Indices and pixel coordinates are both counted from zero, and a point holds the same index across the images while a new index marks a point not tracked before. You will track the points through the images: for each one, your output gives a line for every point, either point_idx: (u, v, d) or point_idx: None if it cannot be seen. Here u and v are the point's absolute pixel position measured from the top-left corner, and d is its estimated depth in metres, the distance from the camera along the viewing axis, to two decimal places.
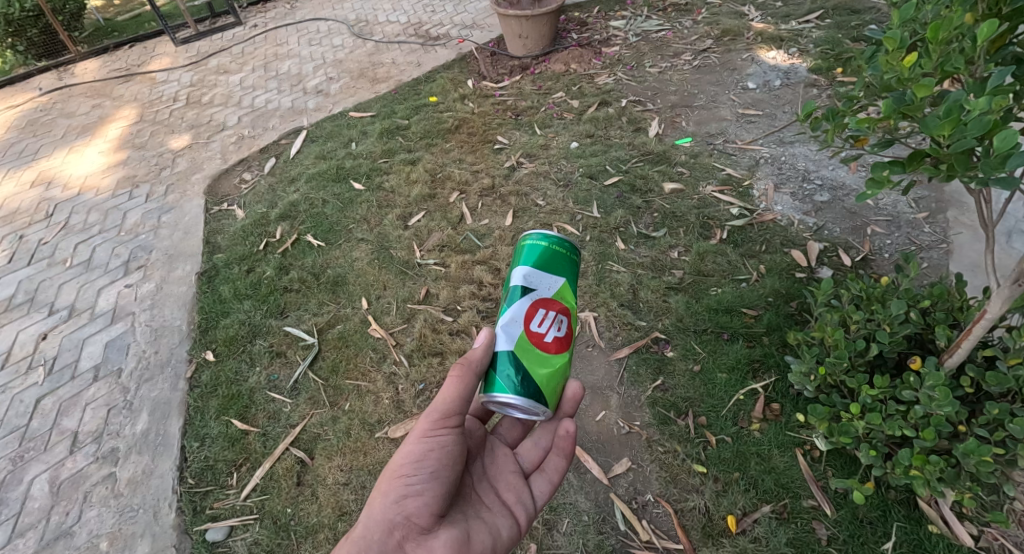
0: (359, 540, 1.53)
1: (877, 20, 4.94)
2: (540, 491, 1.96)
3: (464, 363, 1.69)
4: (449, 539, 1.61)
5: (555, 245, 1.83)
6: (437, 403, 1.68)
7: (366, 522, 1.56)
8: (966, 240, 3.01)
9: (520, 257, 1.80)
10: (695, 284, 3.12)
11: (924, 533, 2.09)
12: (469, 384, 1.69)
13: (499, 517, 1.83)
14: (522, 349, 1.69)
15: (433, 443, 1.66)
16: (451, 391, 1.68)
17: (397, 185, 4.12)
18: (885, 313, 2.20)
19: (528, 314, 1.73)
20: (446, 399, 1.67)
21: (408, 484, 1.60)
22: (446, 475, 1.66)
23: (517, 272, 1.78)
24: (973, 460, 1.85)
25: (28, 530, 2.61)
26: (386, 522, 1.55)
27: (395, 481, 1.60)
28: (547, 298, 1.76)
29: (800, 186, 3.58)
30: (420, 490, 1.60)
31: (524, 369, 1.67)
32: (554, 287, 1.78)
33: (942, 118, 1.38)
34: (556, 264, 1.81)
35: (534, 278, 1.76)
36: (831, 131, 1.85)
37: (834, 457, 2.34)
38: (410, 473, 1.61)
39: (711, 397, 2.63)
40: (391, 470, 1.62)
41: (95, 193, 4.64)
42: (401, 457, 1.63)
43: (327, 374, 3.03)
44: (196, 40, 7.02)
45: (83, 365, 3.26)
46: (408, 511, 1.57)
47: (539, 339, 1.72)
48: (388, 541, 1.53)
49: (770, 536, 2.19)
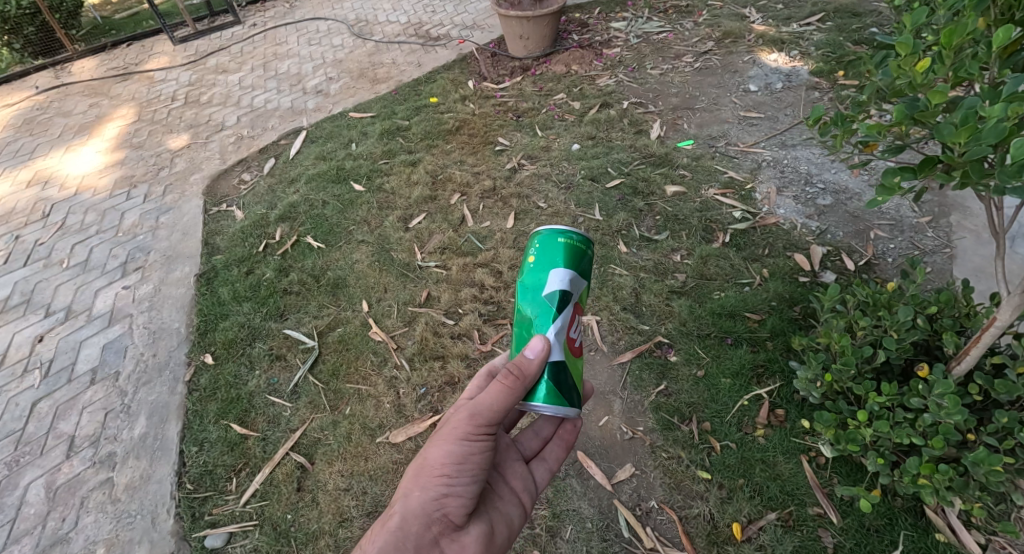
0: (397, 532, 1.53)
1: (878, 23, 4.94)
2: (541, 478, 1.97)
3: (518, 373, 1.61)
4: (480, 535, 1.65)
5: (582, 247, 1.81)
6: (481, 406, 1.61)
7: (404, 514, 1.55)
8: (969, 245, 3.00)
9: (556, 259, 1.75)
10: (698, 288, 3.10)
11: (931, 542, 2.08)
12: (517, 395, 1.62)
13: (512, 507, 1.83)
14: (566, 359, 1.69)
15: (474, 446, 1.62)
16: (499, 400, 1.61)
17: (398, 186, 4.10)
18: (892, 320, 2.18)
19: (566, 323, 1.72)
20: (494, 406, 1.60)
21: (448, 482, 1.59)
22: (482, 476, 1.66)
23: (556, 275, 1.73)
24: (983, 469, 1.83)
25: (24, 536, 2.58)
26: (425, 518, 1.55)
27: (435, 479, 1.58)
28: (578, 305, 1.78)
29: (802, 190, 3.56)
30: (459, 489, 1.61)
31: (564, 379, 1.68)
32: (582, 293, 1.80)
33: (957, 125, 1.37)
34: (582, 268, 1.82)
35: (571, 284, 1.75)
36: (840, 136, 1.83)
37: (840, 464, 2.33)
38: (451, 473, 1.59)
39: (715, 403, 2.61)
40: (431, 468, 1.59)
41: (92, 193, 4.60)
42: (441, 456, 1.59)
43: (327, 377, 3.00)
44: (194, 39, 6.98)
45: (80, 368, 3.22)
46: (447, 510, 1.58)
47: (573, 348, 1.73)
48: (427, 536, 1.54)
49: (776, 544, 2.17)
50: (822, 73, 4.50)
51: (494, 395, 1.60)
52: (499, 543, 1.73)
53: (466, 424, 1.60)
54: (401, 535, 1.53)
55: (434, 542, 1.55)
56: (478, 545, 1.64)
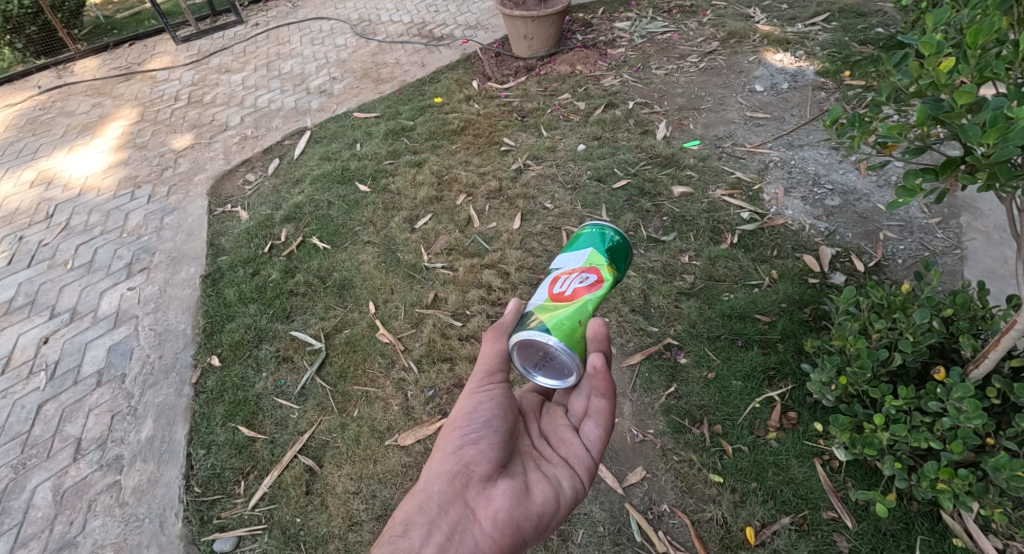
0: (422, 492, 1.61)
1: (884, 24, 4.93)
2: (594, 438, 1.85)
3: (497, 326, 1.84)
4: (509, 487, 1.65)
5: (594, 228, 1.88)
6: (478, 360, 1.83)
7: (428, 475, 1.65)
8: (980, 246, 2.98)
9: (563, 247, 1.94)
10: (707, 290, 3.08)
11: (948, 547, 2.07)
12: (501, 339, 1.82)
13: (557, 470, 1.79)
14: (538, 303, 1.74)
15: (482, 397, 1.78)
16: (489, 350, 1.81)
17: (403, 187, 4.08)
18: (908, 323, 2.17)
19: (551, 281, 1.80)
20: (488, 357, 1.81)
21: (464, 437, 1.69)
22: (501, 427, 1.74)
23: (556, 259, 1.91)
24: (1005, 474, 1.82)
25: (30, 540, 2.56)
26: (446, 472, 1.63)
27: (452, 434, 1.71)
28: (571, 267, 1.81)
29: (810, 190, 3.55)
30: (476, 441, 1.69)
31: (535, 315, 1.70)
32: (582, 258, 1.82)
33: (985, 126, 1.36)
34: (584, 242, 1.87)
35: (562, 258, 1.87)
36: (858, 137, 1.80)
37: (854, 467, 2.31)
38: (465, 426, 1.71)
39: (726, 405, 2.60)
40: (448, 427, 1.73)
41: (96, 193, 4.58)
42: (455, 413, 1.76)
43: (335, 380, 2.98)
44: (197, 39, 6.95)
45: (86, 370, 3.20)
46: (467, 460, 1.65)
47: (556, 294, 1.73)
48: (449, 490, 1.60)
49: (790, 549, 2.16)
50: (829, 73, 4.48)
51: (482, 348, 1.83)
52: (539, 501, 1.68)
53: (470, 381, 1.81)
54: (427, 494, 1.60)
55: (457, 495, 1.60)
56: (508, 496, 1.63)
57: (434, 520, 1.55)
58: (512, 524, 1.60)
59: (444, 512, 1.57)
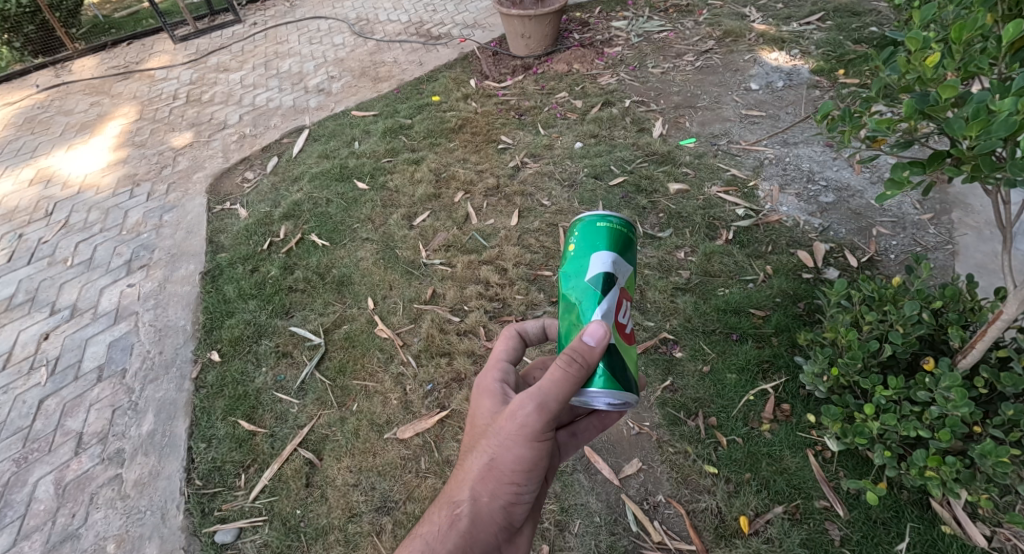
0: (464, 539, 1.48)
1: (879, 22, 4.97)
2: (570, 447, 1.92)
3: (581, 361, 1.43)
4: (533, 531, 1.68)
5: (623, 228, 1.62)
6: (550, 402, 1.47)
7: (474, 519, 1.51)
8: (971, 241, 3.02)
9: (597, 242, 1.58)
10: (703, 285, 3.12)
11: (937, 534, 2.11)
12: (579, 383, 1.45)
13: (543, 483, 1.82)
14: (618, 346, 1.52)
15: (544, 448, 1.55)
16: (570, 394, 1.46)
17: (401, 185, 4.11)
18: (898, 314, 2.21)
19: (616, 307, 1.55)
20: (563, 401, 1.46)
21: (517, 489, 1.54)
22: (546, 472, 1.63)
23: (600, 263, 1.56)
24: (991, 461, 1.88)
25: (33, 532, 2.59)
26: (493, 524, 1.53)
27: (504, 485, 1.53)
28: (625, 290, 1.60)
29: (805, 187, 3.59)
30: (525, 495, 1.57)
31: (620, 364, 1.50)
32: (628, 277, 1.62)
33: (969, 119, 1.40)
34: (631, 249, 1.63)
35: (619, 267, 1.57)
36: (848, 132, 1.83)
37: (846, 458, 2.35)
38: (520, 479, 1.53)
39: (721, 398, 2.63)
40: (501, 473, 1.52)
41: (95, 192, 4.60)
42: (512, 463, 1.51)
43: (334, 374, 3.01)
44: (195, 38, 6.99)
45: (86, 366, 3.23)
46: (514, 515, 1.57)
47: (623, 332, 1.56)
48: (493, 542, 1.53)
49: (783, 537, 2.19)
50: (824, 72, 4.52)
51: (559, 387, 1.44)
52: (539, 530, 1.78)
53: (535, 424, 1.48)
54: (472, 541, 1.49)
55: (497, 546, 1.55)
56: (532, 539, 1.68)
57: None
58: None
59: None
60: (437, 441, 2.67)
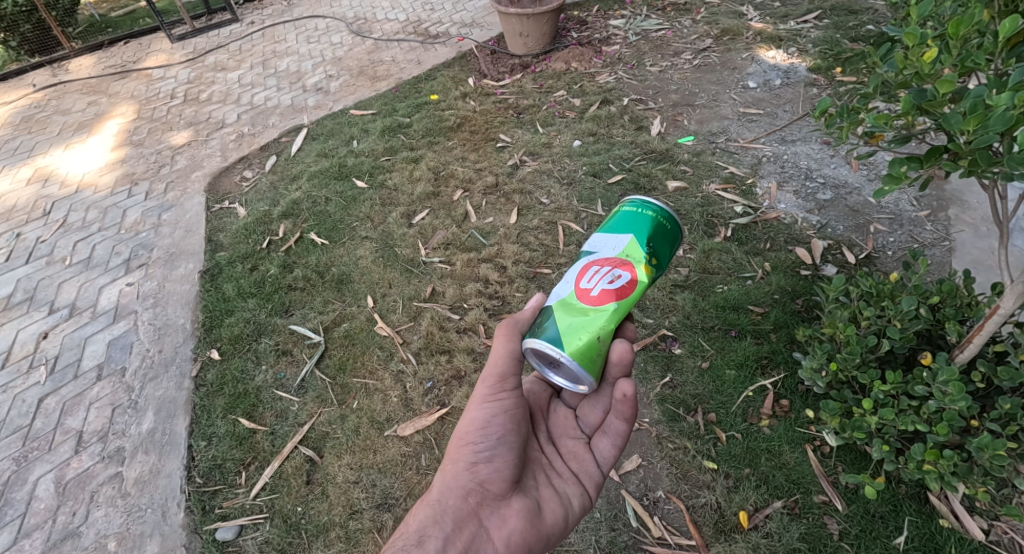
0: (435, 505, 1.65)
1: (875, 21, 4.99)
2: (603, 451, 1.93)
3: (512, 322, 1.78)
4: (522, 508, 1.72)
5: (626, 210, 1.82)
6: (491, 365, 1.78)
7: (443, 488, 1.68)
8: (968, 238, 3.05)
9: (600, 227, 1.86)
10: (701, 282, 3.13)
11: (935, 527, 2.13)
12: (515, 342, 1.76)
13: (568, 486, 1.87)
14: (563, 302, 1.70)
15: (494, 408, 1.76)
16: (503, 352, 1.76)
17: (400, 183, 4.11)
18: (897, 310, 2.23)
19: (580, 273, 1.74)
20: (499, 361, 1.76)
21: (477, 450, 1.71)
22: (512, 438, 1.76)
23: (592, 241, 1.84)
24: (987, 454, 1.90)
25: (34, 530, 2.59)
26: (460, 488, 1.67)
27: (464, 447, 1.72)
28: (604, 259, 1.73)
29: (803, 184, 3.60)
30: (488, 458, 1.72)
31: (556, 317, 1.67)
32: (617, 248, 1.74)
33: (966, 113, 1.42)
34: (625, 226, 1.78)
35: (598, 243, 1.79)
36: (846, 128, 1.83)
37: (845, 452, 2.37)
38: (478, 439, 1.72)
39: (720, 394, 2.64)
40: (459, 439, 1.74)
41: (94, 190, 4.60)
42: (467, 425, 1.75)
43: (334, 372, 3.01)
44: (192, 37, 6.98)
45: (85, 365, 3.22)
46: (481, 478, 1.69)
47: (582, 295, 1.68)
48: (465, 506, 1.65)
49: (782, 531, 2.21)
50: (820, 70, 4.54)
51: (496, 351, 1.77)
52: (551, 521, 1.76)
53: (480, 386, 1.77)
54: (441, 505, 1.64)
55: (472, 512, 1.64)
56: (521, 516, 1.70)
57: (450, 537, 1.59)
58: (524, 544, 1.67)
59: (459, 529, 1.61)
60: (438, 438, 2.68)
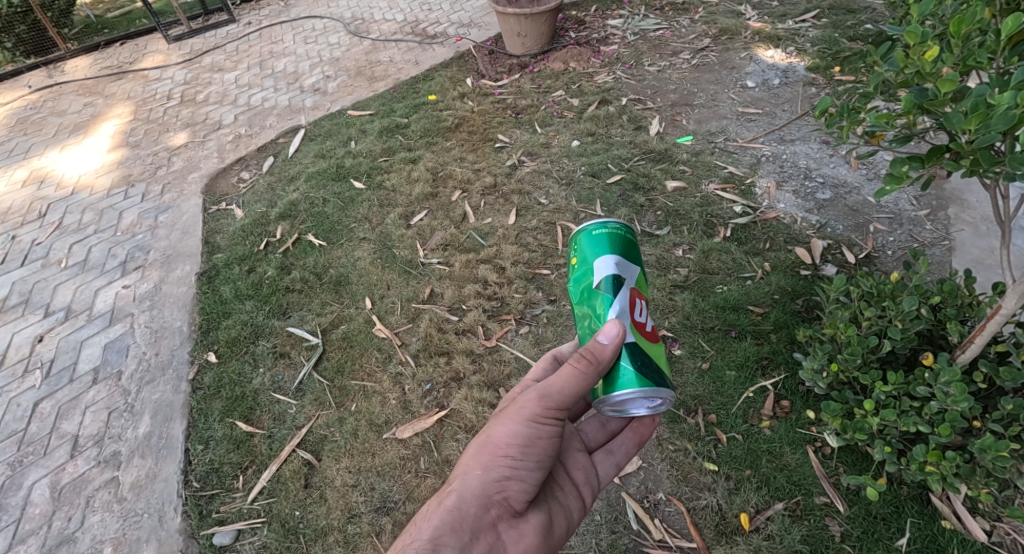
0: (454, 511, 1.55)
1: (874, 20, 4.98)
2: (604, 469, 1.97)
3: (590, 358, 1.60)
4: (539, 526, 1.68)
5: (622, 232, 1.80)
6: (550, 389, 1.65)
7: (463, 493, 1.58)
8: (968, 237, 3.03)
9: (602, 248, 1.75)
10: (701, 282, 3.12)
11: (937, 529, 2.12)
12: (589, 380, 1.62)
13: (572, 499, 1.85)
14: (640, 343, 1.65)
15: (541, 431, 1.66)
16: (570, 384, 1.63)
17: (398, 184, 4.09)
18: (898, 310, 2.22)
19: (630, 306, 1.70)
20: (562, 387, 1.64)
21: (512, 465, 1.63)
22: (547, 465, 1.69)
23: (606, 264, 1.72)
24: (990, 455, 1.89)
25: (29, 536, 2.56)
26: (484, 498, 1.58)
27: (499, 460, 1.62)
28: (635, 289, 1.74)
29: (802, 184, 3.59)
30: (521, 475, 1.64)
31: (643, 359, 1.63)
32: (636, 275, 1.77)
33: (968, 113, 1.41)
34: (631, 252, 1.78)
35: (624, 268, 1.73)
36: (847, 127, 1.80)
37: (846, 453, 2.36)
38: (518, 458, 1.63)
39: (720, 396, 2.63)
40: (494, 447, 1.63)
41: (90, 192, 4.57)
42: (507, 438, 1.64)
43: (332, 374, 3.00)
44: (189, 37, 6.95)
45: (82, 368, 3.20)
46: (507, 493, 1.62)
47: (642, 329, 1.70)
48: (485, 517, 1.57)
49: (784, 533, 2.19)
50: (819, 69, 4.53)
51: (564, 379, 1.63)
52: (557, 535, 1.74)
53: (533, 405, 1.65)
54: (461, 511, 1.56)
55: (491, 524, 1.58)
56: (536, 534, 1.66)
57: (467, 547, 1.52)
58: None
59: (476, 539, 1.54)
60: (437, 440, 2.67)
